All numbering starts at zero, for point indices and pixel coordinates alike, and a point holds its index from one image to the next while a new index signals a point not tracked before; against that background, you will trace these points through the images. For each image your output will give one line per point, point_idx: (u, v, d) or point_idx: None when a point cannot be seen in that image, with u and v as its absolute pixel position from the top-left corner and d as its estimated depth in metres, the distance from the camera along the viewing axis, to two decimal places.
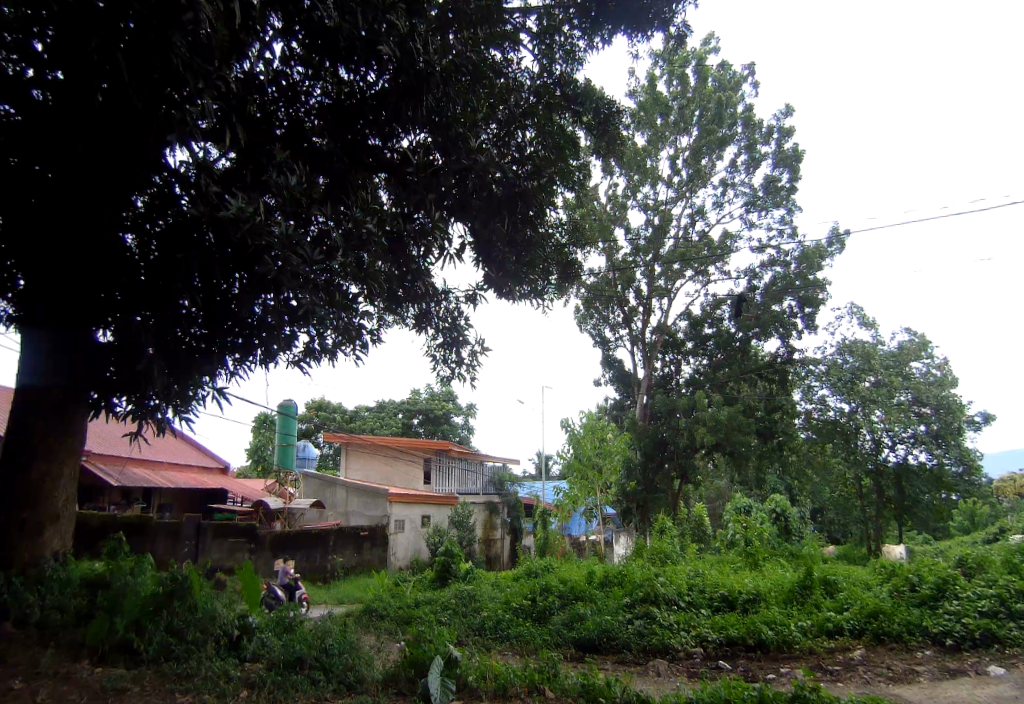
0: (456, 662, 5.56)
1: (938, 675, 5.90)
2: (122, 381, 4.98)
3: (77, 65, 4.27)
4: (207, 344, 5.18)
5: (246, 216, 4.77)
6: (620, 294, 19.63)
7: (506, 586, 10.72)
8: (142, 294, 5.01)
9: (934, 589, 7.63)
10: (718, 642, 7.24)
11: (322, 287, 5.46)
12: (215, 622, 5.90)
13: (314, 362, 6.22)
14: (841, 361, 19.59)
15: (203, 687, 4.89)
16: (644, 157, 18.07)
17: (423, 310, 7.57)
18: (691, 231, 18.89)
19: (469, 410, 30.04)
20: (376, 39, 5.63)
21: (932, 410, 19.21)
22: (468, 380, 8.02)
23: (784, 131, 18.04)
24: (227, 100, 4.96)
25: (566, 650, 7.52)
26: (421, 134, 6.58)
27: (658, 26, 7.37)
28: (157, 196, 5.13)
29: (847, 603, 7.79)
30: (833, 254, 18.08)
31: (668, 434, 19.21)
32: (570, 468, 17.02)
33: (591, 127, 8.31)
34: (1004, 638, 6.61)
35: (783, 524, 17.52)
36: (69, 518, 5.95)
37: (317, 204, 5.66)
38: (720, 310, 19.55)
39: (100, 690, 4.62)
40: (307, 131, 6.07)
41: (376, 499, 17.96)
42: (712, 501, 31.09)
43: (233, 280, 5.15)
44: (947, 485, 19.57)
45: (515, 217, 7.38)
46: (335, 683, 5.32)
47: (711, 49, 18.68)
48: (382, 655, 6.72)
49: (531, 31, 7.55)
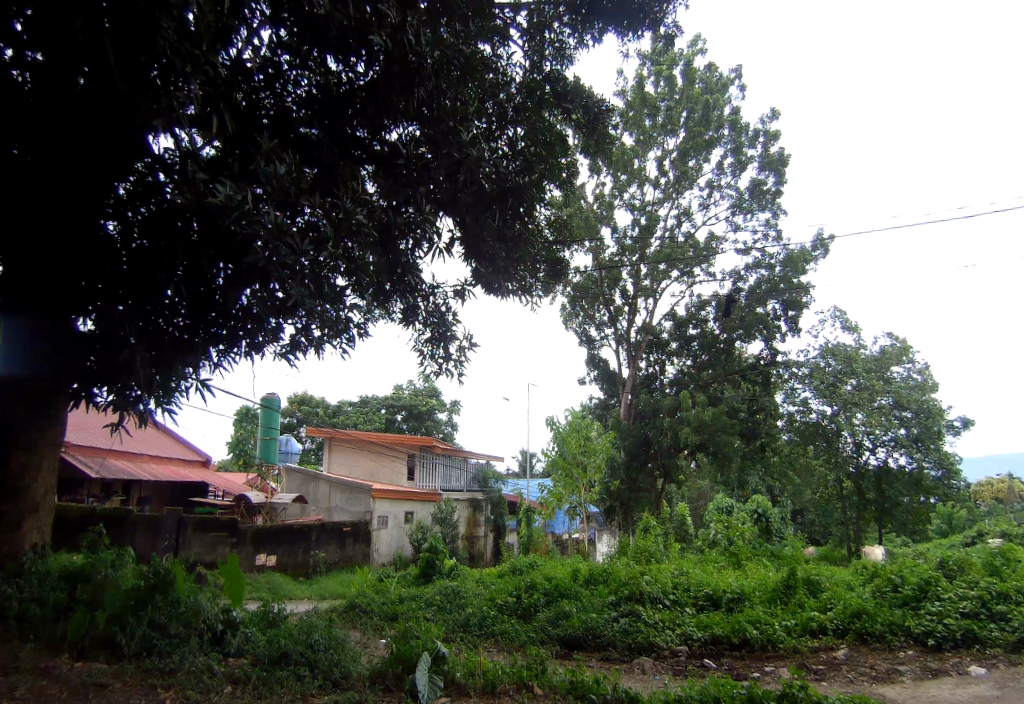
0: (444, 657, 5.60)
1: (920, 675, 5.99)
2: (103, 372, 4.88)
3: (61, 47, 4.25)
4: (191, 334, 5.15)
5: (234, 204, 4.75)
6: (606, 294, 19.78)
7: (491, 582, 10.80)
8: (123, 282, 5.02)
9: (917, 590, 7.74)
10: (702, 639, 7.31)
11: (310, 275, 5.38)
12: (198, 617, 5.79)
13: (301, 354, 6.10)
14: (823, 364, 19.65)
15: (186, 683, 4.85)
16: (632, 157, 18.15)
17: (410, 305, 7.53)
18: (677, 232, 19.04)
19: (453, 406, 30.07)
20: (367, 26, 5.67)
21: (913, 414, 19.30)
22: (456, 376, 7.97)
23: (770, 134, 18.22)
24: (214, 85, 4.89)
25: (551, 647, 7.58)
26: (410, 127, 6.60)
27: (648, 24, 7.44)
28: (139, 184, 5.04)
29: (831, 602, 7.91)
30: (816, 258, 18.30)
31: (652, 433, 19.47)
32: (555, 466, 17.06)
33: (579, 125, 8.32)
34: (984, 639, 6.76)
35: (764, 524, 17.74)
36: (49, 509, 5.90)
37: (306, 194, 5.51)
38: (704, 311, 19.83)
39: (81, 685, 4.56)
40: (295, 121, 5.97)
41: (359, 494, 17.86)
42: (694, 501, 31.49)
43: (218, 270, 5.05)
44: (926, 489, 19.72)
45: (505, 211, 7.34)
46: (320, 680, 5.28)
47: (699, 50, 18.81)
48: (368, 652, 6.65)
49: (520, 27, 7.54)
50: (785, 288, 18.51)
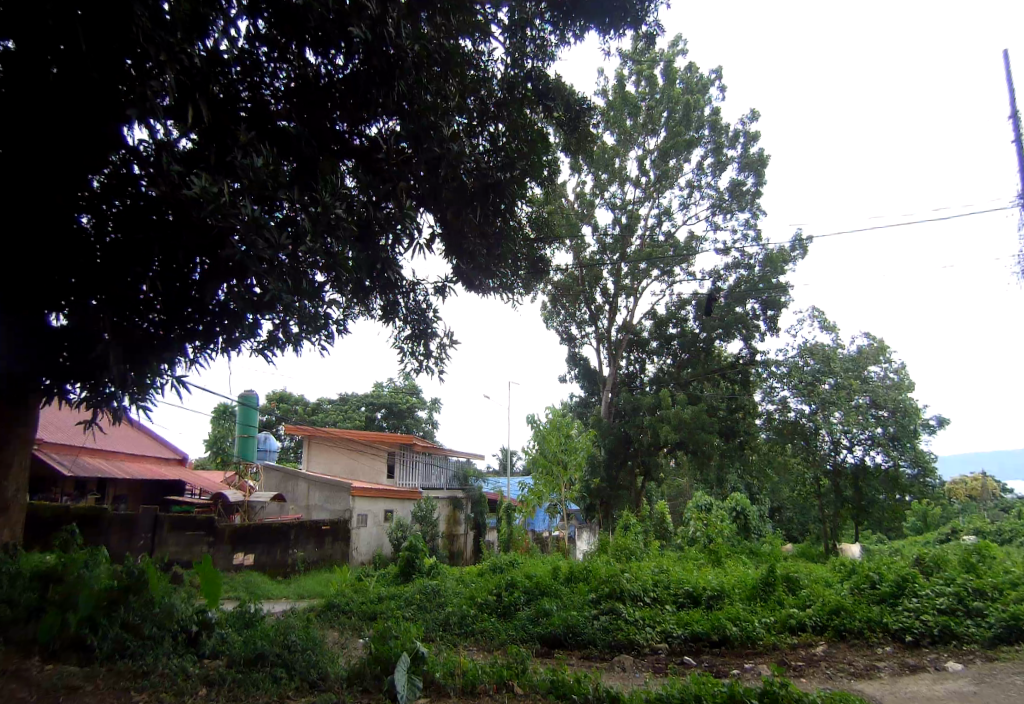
0: (423, 658, 5.47)
1: (897, 671, 6.06)
2: (76, 368, 4.92)
3: (32, 34, 4.14)
4: (166, 330, 5.07)
5: (210, 195, 4.58)
6: (587, 292, 19.84)
7: (470, 581, 10.71)
8: (99, 279, 4.81)
9: (895, 587, 7.84)
10: (682, 637, 7.32)
11: (289, 271, 5.33)
12: (173, 618, 5.62)
13: (278, 352, 6.00)
14: (802, 364, 20.24)
15: (160, 685, 4.74)
16: (613, 156, 18.19)
17: (390, 302, 7.40)
18: (657, 231, 19.13)
19: (433, 404, 29.93)
20: (347, 19, 5.50)
21: (890, 412, 19.05)
22: (436, 374, 7.88)
23: (749, 135, 18.36)
24: (190, 75, 4.71)
25: (532, 645, 7.54)
26: (391, 122, 6.41)
27: (629, 23, 7.43)
28: (114, 177, 4.88)
29: (810, 599, 7.99)
30: (795, 258, 18.51)
31: (632, 431, 19.58)
32: (535, 463, 17.05)
33: (560, 123, 8.35)
34: (961, 635, 6.82)
35: (742, 521, 17.90)
36: (20, 509, 5.75)
37: (284, 188, 5.39)
38: (685, 310, 19.99)
39: (52, 687, 4.43)
40: (273, 114, 5.91)
41: (338, 492, 17.67)
42: (674, 500, 31.69)
43: (195, 264, 5.01)
44: (903, 488, 19.63)
45: (487, 209, 7.33)
46: (298, 681, 5.18)
47: (680, 50, 18.88)
48: (345, 653, 6.55)
49: (501, 24, 7.44)
50: (764, 288, 18.70)
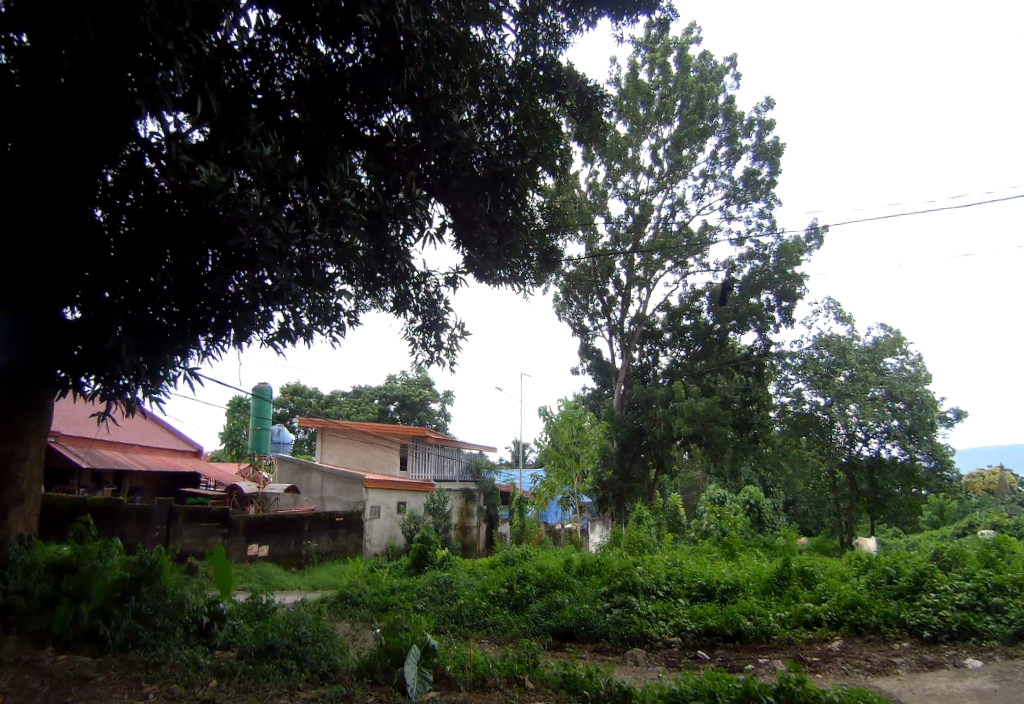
0: (433, 650, 5.41)
1: (915, 667, 5.95)
2: (90, 359, 4.75)
3: (42, 27, 4.12)
4: (178, 323, 4.99)
5: (218, 185, 4.55)
6: (600, 283, 19.71)
7: (482, 573, 10.70)
8: (111, 272, 4.80)
9: (913, 581, 7.72)
10: (695, 632, 7.25)
11: (298, 263, 5.23)
12: (184, 610, 5.62)
13: (289, 343, 5.94)
14: (817, 356, 19.81)
15: (171, 677, 4.75)
16: (626, 146, 17.99)
17: (401, 293, 7.34)
18: (670, 221, 18.93)
19: (446, 397, 29.95)
20: (356, 7, 5.38)
21: (906, 405, 18.88)
22: (447, 365, 7.82)
23: (764, 124, 18.09)
24: (200, 66, 4.64)
25: (543, 638, 7.51)
26: (401, 112, 6.36)
27: (643, 8, 7.28)
28: (127, 169, 4.79)
29: (826, 593, 7.90)
30: (811, 249, 18.26)
31: (645, 423, 19.47)
32: (548, 456, 17.00)
33: (572, 111, 8.23)
34: (981, 631, 6.68)
35: (756, 515, 17.76)
36: (35, 501, 5.79)
37: (293, 178, 5.31)
38: (698, 301, 19.80)
39: (65, 677, 4.45)
40: (284, 105, 5.87)
41: (352, 484, 17.73)
42: (687, 493, 31.52)
43: (207, 257, 4.98)
44: (919, 482, 19.25)
45: (497, 197, 7.23)
46: (309, 673, 5.17)
47: (694, 37, 18.60)
48: (356, 644, 6.54)
49: (513, 11, 7.34)
50: (779, 279, 18.47)
